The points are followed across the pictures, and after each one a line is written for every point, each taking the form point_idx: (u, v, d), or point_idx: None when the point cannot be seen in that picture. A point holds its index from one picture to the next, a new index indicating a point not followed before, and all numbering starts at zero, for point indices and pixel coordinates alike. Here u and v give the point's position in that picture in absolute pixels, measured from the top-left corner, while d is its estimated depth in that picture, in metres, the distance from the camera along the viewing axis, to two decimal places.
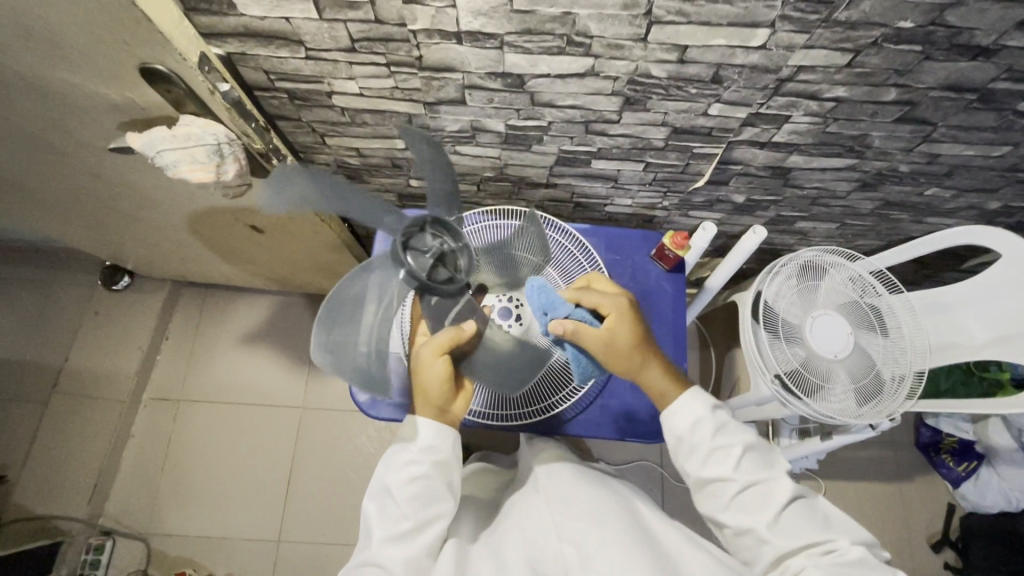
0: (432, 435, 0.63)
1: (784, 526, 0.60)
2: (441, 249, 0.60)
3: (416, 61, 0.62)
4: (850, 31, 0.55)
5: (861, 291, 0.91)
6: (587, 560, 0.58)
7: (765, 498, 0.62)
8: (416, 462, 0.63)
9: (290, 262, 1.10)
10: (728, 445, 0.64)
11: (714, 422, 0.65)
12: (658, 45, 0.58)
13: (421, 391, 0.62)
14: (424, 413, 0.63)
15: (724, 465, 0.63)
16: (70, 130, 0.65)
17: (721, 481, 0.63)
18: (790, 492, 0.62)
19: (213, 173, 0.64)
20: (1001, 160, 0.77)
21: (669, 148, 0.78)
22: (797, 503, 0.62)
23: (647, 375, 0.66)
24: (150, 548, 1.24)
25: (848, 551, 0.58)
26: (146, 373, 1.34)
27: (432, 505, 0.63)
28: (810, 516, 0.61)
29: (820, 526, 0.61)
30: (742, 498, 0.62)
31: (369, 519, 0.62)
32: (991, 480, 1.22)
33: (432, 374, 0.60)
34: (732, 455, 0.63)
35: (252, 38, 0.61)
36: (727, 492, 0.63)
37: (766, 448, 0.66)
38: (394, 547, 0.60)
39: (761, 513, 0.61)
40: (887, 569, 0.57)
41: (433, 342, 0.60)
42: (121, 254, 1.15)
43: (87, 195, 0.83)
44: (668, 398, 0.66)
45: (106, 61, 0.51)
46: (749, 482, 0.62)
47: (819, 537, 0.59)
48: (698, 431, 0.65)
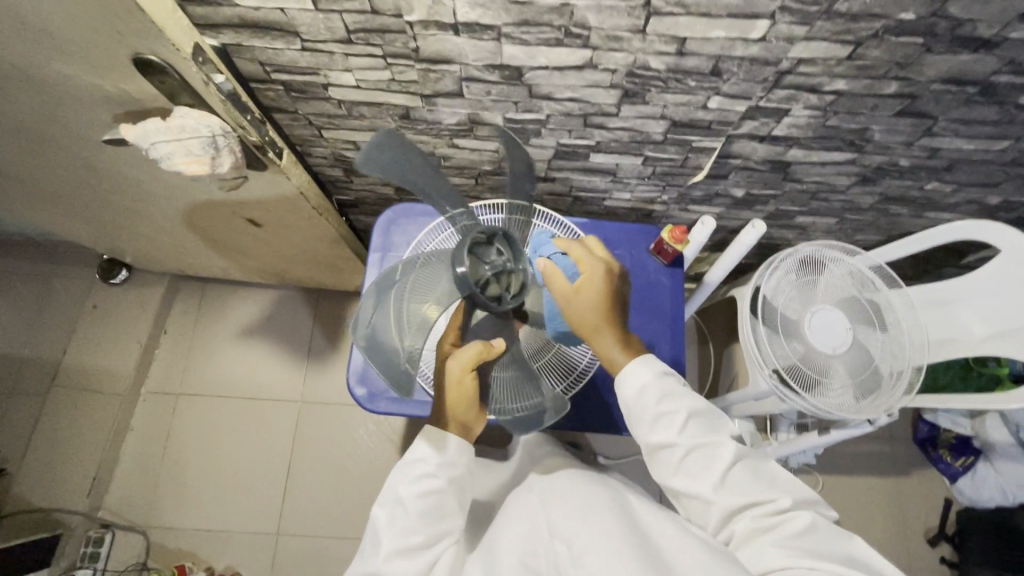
0: (452, 452, 0.64)
1: (730, 489, 0.61)
2: (502, 266, 0.62)
3: (413, 52, 0.62)
4: (851, 23, 0.54)
5: (860, 287, 0.91)
6: (580, 559, 0.57)
7: (708, 464, 0.61)
8: (433, 476, 0.64)
9: (288, 255, 1.10)
10: (672, 411, 0.62)
11: (659, 388, 0.63)
12: (657, 37, 0.57)
13: (445, 405, 0.63)
14: (451, 429, 0.64)
15: (668, 432, 0.62)
16: (64, 121, 0.64)
17: (666, 448, 0.62)
18: (733, 455, 0.62)
19: (208, 166, 0.64)
20: (1002, 154, 0.77)
21: (669, 141, 0.77)
22: (741, 465, 0.62)
23: (603, 344, 0.64)
24: (149, 541, 1.25)
25: (797, 519, 0.58)
26: (144, 367, 1.34)
27: (442, 521, 0.64)
28: (755, 477, 0.62)
29: (766, 487, 0.61)
30: (688, 462, 0.62)
31: (378, 527, 0.63)
32: (988, 475, 1.21)
33: (463, 387, 0.62)
34: (675, 422, 0.62)
35: (247, 29, 0.60)
36: (672, 457, 0.62)
37: (712, 411, 0.64)
38: (403, 559, 0.61)
39: (706, 477, 0.61)
40: (838, 533, 0.58)
41: (461, 357, 0.61)
42: (118, 247, 1.15)
43: (83, 187, 0.82)
44: (617, 366, 0.64)
45: (98, 50, 0.51)
46: (693, 447, 0.62)
47: (766, 499, 0.60)
48: (643, 397, 0.63)
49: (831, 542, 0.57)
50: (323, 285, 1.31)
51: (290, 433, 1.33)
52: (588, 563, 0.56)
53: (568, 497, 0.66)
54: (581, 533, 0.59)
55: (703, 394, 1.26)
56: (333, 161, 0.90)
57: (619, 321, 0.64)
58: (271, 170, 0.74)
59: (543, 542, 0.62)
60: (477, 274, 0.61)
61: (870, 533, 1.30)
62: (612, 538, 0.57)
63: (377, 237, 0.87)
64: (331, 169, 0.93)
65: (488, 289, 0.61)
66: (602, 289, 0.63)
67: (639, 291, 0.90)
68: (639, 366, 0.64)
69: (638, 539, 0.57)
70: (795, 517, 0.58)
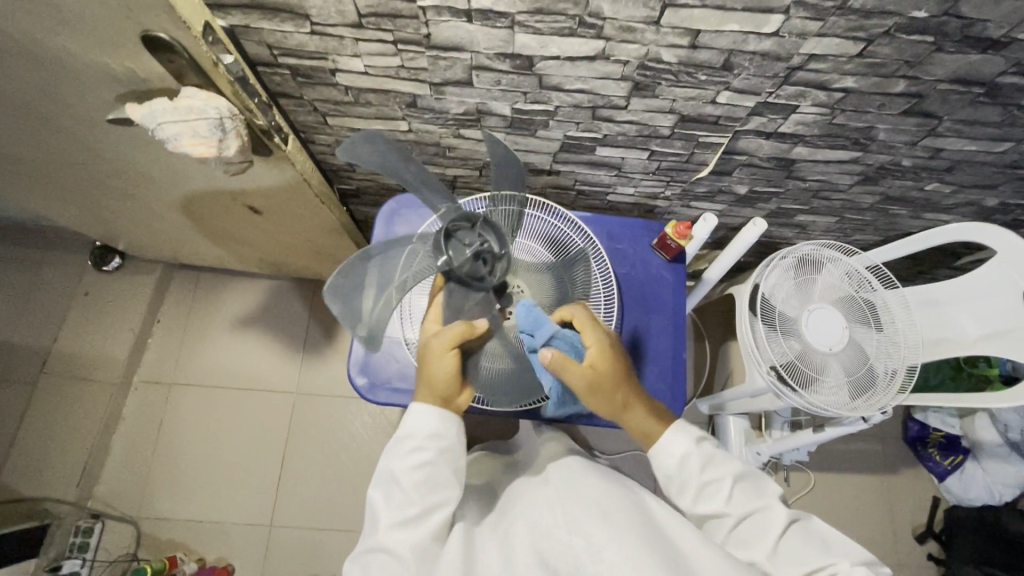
0: (439, 422, 0.64)
1: (785, 558, 0.59)
2: (481, 248, 0.63)
3: (424, 39, 0.61)
4: (864, 20, 0.55)
5: (857, 285, 0.92)
6: (597, 553, 0.56)
7: (760, 531, 0.61)
8: (423, 448, 0.63)
9: (287, 245, 1.09)
10: (717, 479, 0.64)
11: (701, 456, 0.65)
12: (670, 29, 0.57)
13: (425, 381, 0.64)
14: (428, 400, 0.65)
15: (717, 500, 0.64)
16: (65, 101, 0.63)
17: (715, 518, 0.64)
18: (784, 519, 0.61)
19: (215, 148, 0.62)
20: (1002, 156, 0.78)
21: (676, 136, 0.77)
22: (795, 527, 0.61)
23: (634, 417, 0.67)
24: (140, 531, 1.23)
25: (853, 574, 0.55)
26: (136, 356, 1.32)
27: (438, 492, 0.63)
28: (808, 539, 0.60)
29: (821, 551, 0.59)
30: (739, 533, 0.62)
31: (376, 507, 0.62)
32: (976, 473, 1.25)
33: (439, 360, 0.63)
34: (722, 490, 0.64)
35: (256, 10, 0.59)
36: (724, 528, 0.63)
37: (757, 477, 0.65)
38: (401, 533, 0.60)
39: (760, 544, 0.60)
40: None
41: (445, 336, 0.63)
42: (112, 233, 1.13)
43: (80, 170, 0.81)
44: (655, 437, 0.68)
45: (107, 27, 0.50)
46: (744, 515, 0.62)
47: (822, 563, 0.57)
48: (687, 468, 0.65)
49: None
50: (319, 275, 1.30)
51: (285, 423, 1.32)
52: (606, 555, 0.55)
53: (586, 492, 0.65)
54: (592, 528, 0.59)
55: (698, 390, 1.27)
56: (337, 149, 0.89)
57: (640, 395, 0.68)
58: (276, 154, 0.73)
59: (561, 539, 0.59)
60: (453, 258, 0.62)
61: (860, 530, 1.31)
62: (627, 535, 0.57)
63: (378, 227, 0.87)
64: (334, 157, 0.92)
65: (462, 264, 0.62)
66: (613, 359, 0.66)
67: (642, 286, 0.90)
68: (676, 438, 0.67)
69: (655, 543, 0.57)
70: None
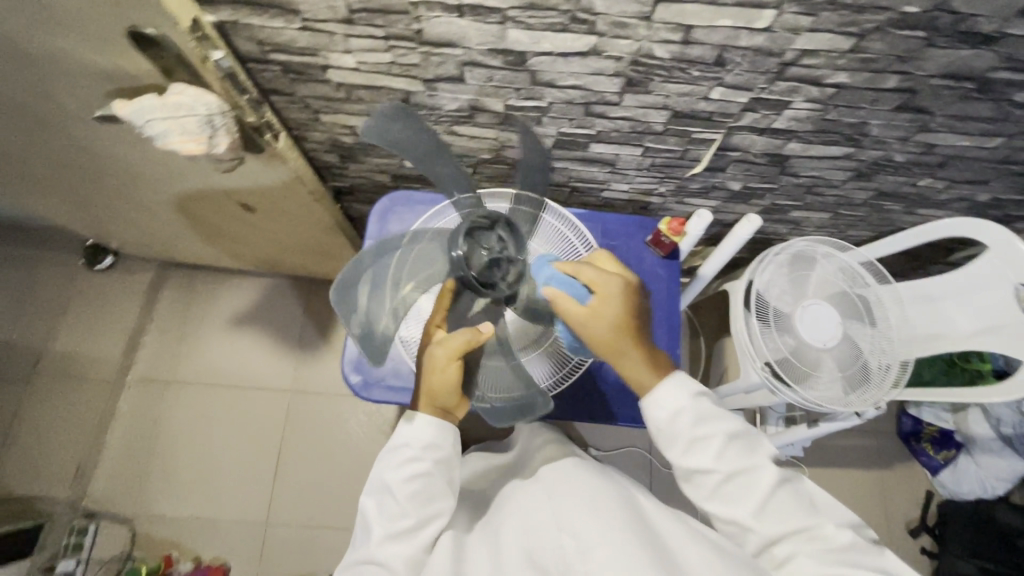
0: (436, 434, 0.64)
1: (771, 515, 0.60)
2: (497, 254, 0.61)
3: (415, 35, 0.61)
4: (856, 15, 0.54)
5: (850, 281, 0.92)
6: (586, 551, 0.56)
7: (748, 487, 0.61)
8: (418, 460, 0.64)
9: (280, 242, 1.08)
10: (709, 435, 0.62)
11: (695, 411, 0.63)
12: (663, 25, 0.57)
13: (426, 391, 0.63)
14: (429, 410, 0.64)
15: (705, 457, 0.62)
16: (53, 98, 0.62)
17: (703, 473, 0.62)
18: (774, 478, 0.61)
19: (206, 145, 0.62)
20: (994, 151, 0.78)
21: (669, 132, 0.77)
22: (784, 487, 0.62)
23: (628, 366, 0.64)
24: (135, 531, 1.23)
25: (836, 535, 0.58)
26: (130, 355, 1.31)
27: (433, 503, 0.63)
28: (796, 499, 0.61)
29: (807, 510, 0.60)
30: (726, 488, 0.62)
31: (368, 516, 0.63)
32: (969, 468, 1.24)
33: (441, 371, 0.61)
34: (712, 447, 0.62)
35: (245, 5, 0.58)
36: (710, 482, 0.62)
37: (749, 434, 0.64)
38: (394, 545, 0.61)
39: (746, 502, 0.61)
40: (874, 552, 0.58)
41: (449, 346, 0.60)
42: (104, 232, 1.12)
43: (70, 168, 0.80)
44: (647, 389, 0.64)
45: (93, 22, 0.49)
46: (731, 473, 0.62)
47: (808, 523, 0.59)
48: (677, 419, 0.63)
49: (867, 558, 0.57)
50: (313, 273, 1.29)
51: (281, 422, 1.31)
52: (595, 554, 0.55)
53: (579, 488, 0.64)
54: (582, 527, 0.58)
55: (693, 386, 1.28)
56: (329, 147, 0.89)
57: (640, 343, 0.64)
58: (268, 151, 0.72)
59: (551, 537, 0.59)
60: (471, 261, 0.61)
61: None
62: (619, 531, 0.57)
63: (372, 225, 0.87)
64: (326, 155, 0.92)
65: (481, 271, 0.61)
66: (615, 303, 0.63)
67: None
68: (668, 389, 0.64)
69: (647, 540, 0.57)
70: (833, 536, 0.58)
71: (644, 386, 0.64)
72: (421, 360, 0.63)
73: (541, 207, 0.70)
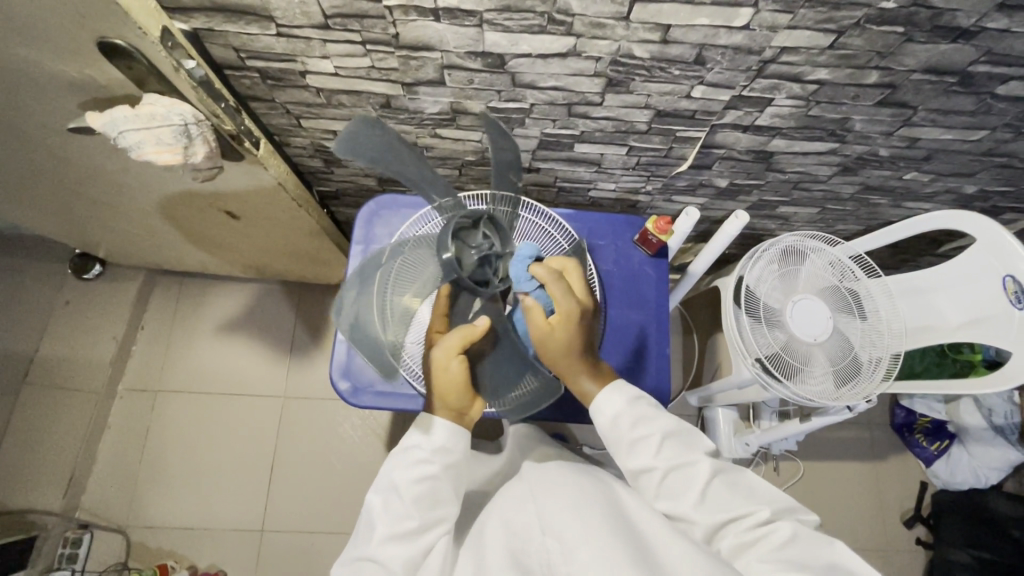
0: (447, 435, 0.64)
1: (713, 505, 0.62)
2: (488, 250, 0.62)
3: (392, 39, 0.60)
4: (833, 12, 0.54)
5: (840, 275, 0.92)
6: (570, 554, 0.57)
7: (687, 482, 0.63)
8: (428, 462, 0.64)
9: (268, 248, 1.08)
10: (647, 435, 0.64)
11: (633, 414, 0.65)
12: (641, 24, 0.56)
13: (436, 394, 0.63)
14: (443, 414, 0.64)
15: (646, 456, 0.64)
16: (27, 111, 0.61)
17: (646, 472, 0.64)
18: (709, 472, 0.63)
19: (181, 155, 0.62)
20: (978, 144, 0.78)
21: (653, 131, 0.77)
22: (719, 480, 0.63)
23: (575, 378, 0.66)
24: (130, 540, 1.22)
25: (779, 530, 0.59)
26: (121, 363, 1.30)
27: (438, 508, 0.64)
28: (732, 490, 0.63)
29: (743, 498, 0.62)
30: (667, 485, 0.63)
31: (373, 512, 0.63)
32: (962, 458, 1.26)
33: (446, 370, 0.62)
34: (651, 445, 0.64)
35: (219, 12, 0.58)
36: (653, 481, 0.64)
37: (685, 431, 0.66)
38: (395, 545, 0.61)
39: (686, 496, 0.62)
40: (821, 538, 0.59)
41: (448, 343, 0.61)
42: (90, 241, 1.11)
43: (51, 179, 0.79)
44: (591, 398, 0.67)
45: (60, 33, 0.48)
46: (670, 468, 0.63)
47: (745, 511, 0.61)
48: (619, 424, 0.65)
49: (814, 550, 0.57)
50: (303, 278, 1.29)
51: (274, 428, 1.31)
52: (579, 556, 0.56)
53: (558, 488, 0.64)
54: (567, 530, 0.59)
55: (687, 383, 1.28)
56: (313, 151, 0.88)
57: (592, 357, 0.66)
58: (248, 159, 0.72)
59: (535, 538, 0.61)
60: (462, 263, 0.61)
61: (849, 516, 1.33)
62: (600, 531, 0.57)
63: (358, 230, 0.86)
64: (311, 160, 0.91)
65: (476, 274, 0.62)
66: (573, 324, 0.64)
67: (625, 282, 0.90)
68: (613, 397, 0.66)
69: (629, 536, 0.57)
70: (775, 530, 0.59)
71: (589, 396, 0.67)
72: (427, 365, 0.64)
73: (517, 205, 0.69)
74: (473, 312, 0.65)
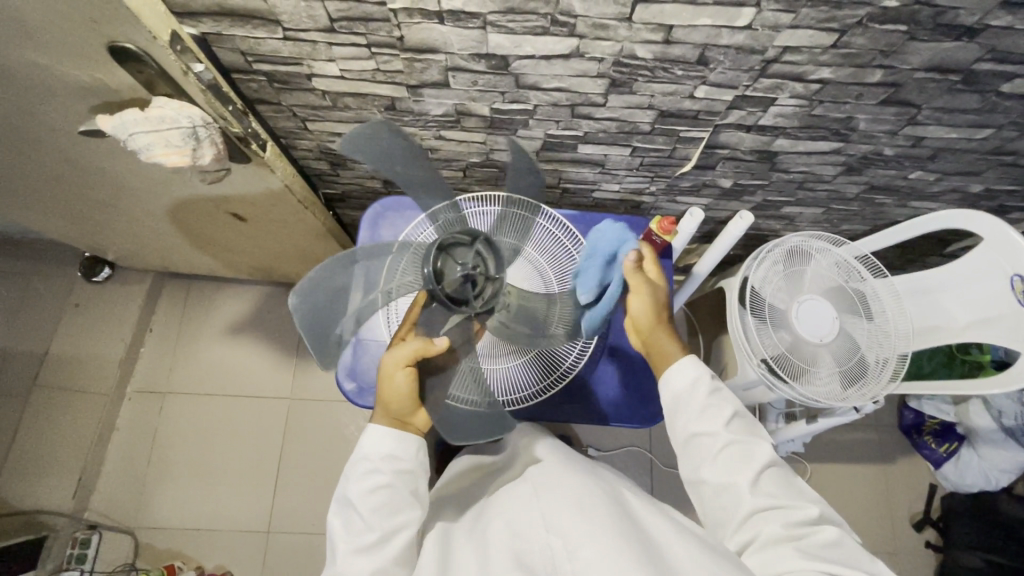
0: (393, 444, 0.66)
1: (762, 490, 0.63)
2: (474, 271, 0.62)
3: (397, 41, 0.61)
4: (836, 11, 0.54)
5: (846, 276, 0.92)
6: (574, 551, 0.56)
7: (744, 460, 0.65)
8: (379, 471, 0.65)
9: (275, 251, 1.09)
10: (719, 404, 0.68)
11: (711, 384, 0.69)
12: (644, 25, 0.57)
13: (381, 400, 0.65)
14: (385, 419, 0.66)
15: (713, 422, 0.67)
16: (39, 115, 0.62)
17: (706, 436, 0.67)
18: (768, 458, 0.65)
19: (190, 157, 0.63)
20: (984, 143, 0.78)
21: (656, 131, 0.77)
22: (774, 470, 0.65)
23: (661, 339, 0.72)
24: (138, 541, 1.23)
25: (824, 531, 0.59)
26: (129, 365, 1.31)
27: (398, 514, 0.64)
28: (785, 483, 0.64)
29: (794, 495, 0.63)
30: (724, 455, 0.65)
31: (335, 535, 0.63)
32: (971, 459, 1.23)
33: (392, 380, 0.63)
34: (721, 414, 0.67)
35: (227, 17, 0.59)
36: (711, 446, 0.66)
37: (751, 418, 0.69)
38: (360, 559, 0.61)
39: (741, 474, 0.64)
40: (861, 552, 0.59)
41: (398, 354, 0.63)
42: (99, 244, 1.12)
43: (62, 183, 0.81)
44: (672, 359, 0.71)
45: (72, 38, 0.49)
46: (731, 443, 0.65)
47: (793, 504, 0.62)
48: (697, 387, 0.69)
49: (853, 558, 0.58)
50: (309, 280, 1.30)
51: (280, 430, 1.32)
52: (584, 555, 0.55)
53: (563, 487, 0.65)
54: (571, 530, 0.58)
55: None
56: (319, 154, 0.89)
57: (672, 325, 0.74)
58: (255, 161, 0.73)
59: (540, 539, 0.60)
60: (445, 278, 0.62)
61: (857, 519, 1.32)
62: (604, 531, 0.57)
63: (363, 232, 0.87)
64: (317, 162, 0.92)
65: (457, 291, 0.62)
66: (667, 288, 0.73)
67: None
68: (690, 364, 0.70)
69: (630, 532, 0.57)
70: (820, 530, 0.60)
71: (667, 362, 0.72)
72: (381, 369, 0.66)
73: (536, 213, 0.71)
74: (446, 329, 0.65)
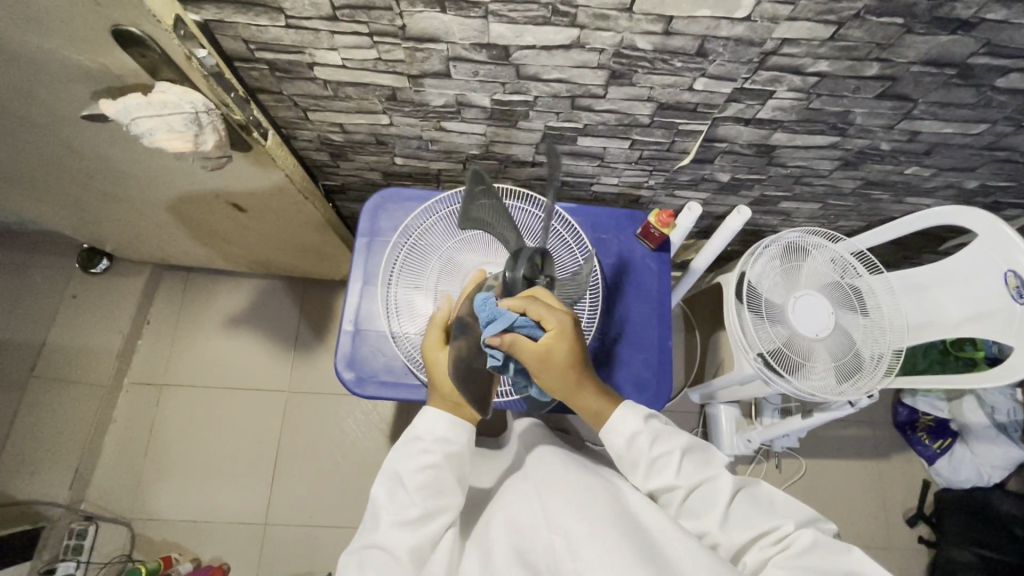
0: (446, 426, 0.67)
1: (736, 524, 0.63)
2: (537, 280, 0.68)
3: (399, 30, 0.61)
4: (833, 3, 0.55)
5: (841, 271, 0.93)
6: (575, 551, 0.57)
7: (711, 498, 0.64)
8: (430, 452, 0.66)
9: (274, 243, 1.09)
10: (666, 453, 0.65)
11: (650, 432, 0.66)
12: (643, 16, 0.57)
13: (433, 386, 0.69)
14: (441, 404, 0.68)
15: (668, 474, 0.65)
16: (41, 100, 0.62)
17: (668, 491, 0.65)
18: (733, 487, 0.64)
19: (192, 143, 0.63)
20: (978, 138, 0.78)
21: (655, 124, 0.78)
22: (743, 494, 0.65)
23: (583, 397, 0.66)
24: (134, 532, 1.23)
25: (798, 537, 0.59)
26: (126, 356, 1.31)
27: (439, 497, 0.64)
28: (754, 504, 0.64)
29: (766, 513, 0.63)
30: (689, 503, 0.65)
31: (378, 504, 0.64)
32: (965, 455, 1.25)
33: (436, 362, 0.68)
34: (671, 463, 0.65)
35: (230, 4, 0.59)
36: (675, 500, 0.65)
37: (702, 448, 0.67)
38: (401, 532, 0.61)
39: (712, 514, 0.63)
40: (840, 545, 0.59)
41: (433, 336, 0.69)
42: (98, 235, 1.12)
43: (62, 171, 0.81)
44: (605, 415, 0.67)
45: (76, 21, 0.50)
46: (692, 487, 0.65)
47: (771, 526, 0.62)
48: (636, 444, 0.66)
49: (833, 558, 0.57)
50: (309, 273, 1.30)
51: (278, 423, 1.32)
52: (585, 554, 0.56)
53: (563, 485, 0.66)
54: (572, 529, 0.59)
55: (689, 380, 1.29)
56: (320, 145, 0.89)
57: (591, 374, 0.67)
58: (256, 150, 0.73)
59: (542, 539, 0.61)
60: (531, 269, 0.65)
61: (851, 514, 1.33)
62: (605, 527, 0.58)
63: (364, 223, 0.87)
64: (316, 153, 0.92)
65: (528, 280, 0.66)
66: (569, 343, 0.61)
67: (625, 275, 0.90)
68: (625, 418, 0.67)
69: (630, 530, 0.58)
70: (796, 536, 0.60)
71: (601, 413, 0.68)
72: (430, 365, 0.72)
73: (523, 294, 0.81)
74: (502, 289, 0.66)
